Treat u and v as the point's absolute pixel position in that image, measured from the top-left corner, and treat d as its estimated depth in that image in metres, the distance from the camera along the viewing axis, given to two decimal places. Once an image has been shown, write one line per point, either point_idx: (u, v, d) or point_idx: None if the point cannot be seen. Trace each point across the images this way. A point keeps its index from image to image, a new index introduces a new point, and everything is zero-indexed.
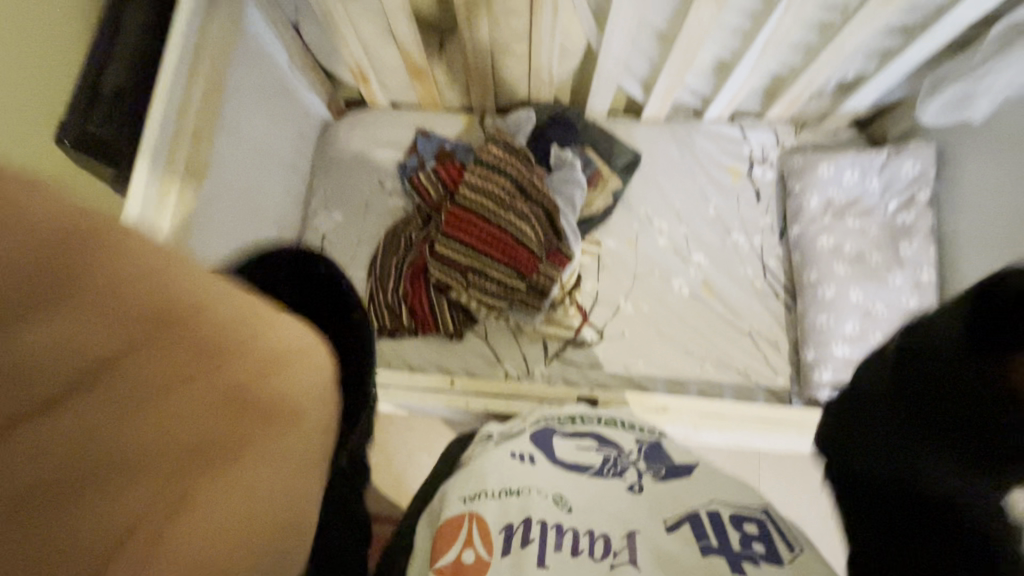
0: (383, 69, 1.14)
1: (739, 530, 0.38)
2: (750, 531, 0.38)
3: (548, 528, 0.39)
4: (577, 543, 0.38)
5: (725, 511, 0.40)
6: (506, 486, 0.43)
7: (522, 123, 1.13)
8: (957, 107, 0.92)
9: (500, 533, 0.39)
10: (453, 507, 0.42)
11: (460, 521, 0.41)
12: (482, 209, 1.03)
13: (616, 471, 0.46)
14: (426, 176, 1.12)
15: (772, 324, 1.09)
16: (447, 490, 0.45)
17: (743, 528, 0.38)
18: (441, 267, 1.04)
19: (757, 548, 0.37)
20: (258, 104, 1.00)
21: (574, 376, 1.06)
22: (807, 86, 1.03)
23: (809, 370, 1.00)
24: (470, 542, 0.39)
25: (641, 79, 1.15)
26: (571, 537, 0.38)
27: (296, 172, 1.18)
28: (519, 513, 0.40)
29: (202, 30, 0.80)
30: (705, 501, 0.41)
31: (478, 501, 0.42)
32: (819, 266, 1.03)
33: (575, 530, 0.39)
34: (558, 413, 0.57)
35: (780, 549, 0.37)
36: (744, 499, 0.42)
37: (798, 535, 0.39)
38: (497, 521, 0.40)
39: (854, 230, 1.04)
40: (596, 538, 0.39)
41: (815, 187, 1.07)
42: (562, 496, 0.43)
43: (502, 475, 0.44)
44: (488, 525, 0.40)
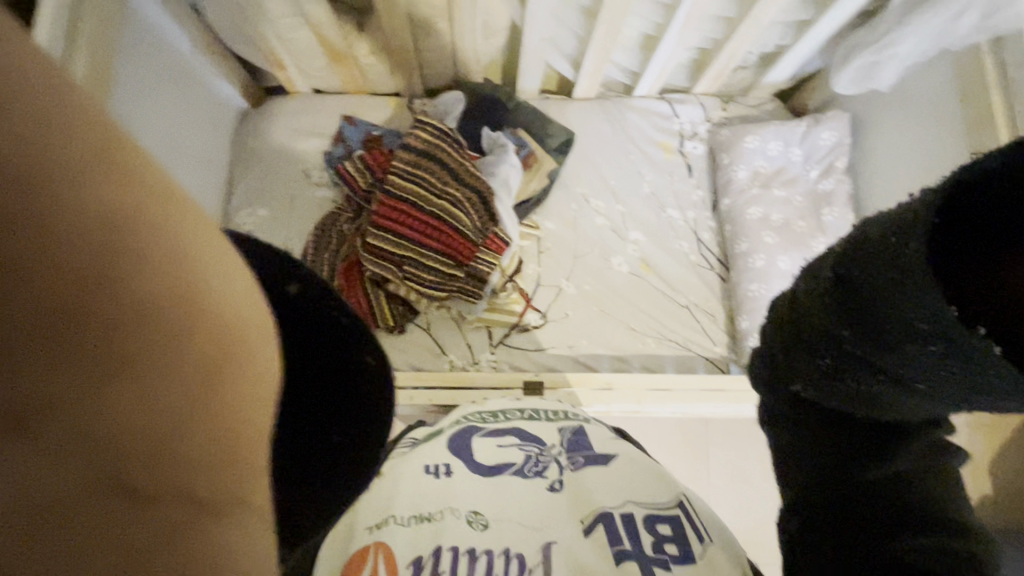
0: (298, 52, 1.07)
1: (654, 533, 0.38)
2: (665, 533, 0.38)
3: (460, 555, 0.36)
4: (492, 567, 0.36)
5: (640, 511, 0.40)
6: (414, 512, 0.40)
7: (450, 105, 1.10)
8: (866, 76, 0.96)
9: (410, 566, 0.36)
10: (359, 538, 0.39)
11: (366, 550, 0.37)
12: (412, 196, 0.99)
13: (537, 470, 0.45)
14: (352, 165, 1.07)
15: (709, 296, 1.11)
16: (350, 515, 0.41)
17: (658, 529, 0.38)
18: (374, 259, 0.99)
19: (671, 550, 0.37)
20: (156, 94, 0.92)
21: (520, 362, 1.05)
22: (729, 59, 1.05)
23: (744, 338, 1.03)
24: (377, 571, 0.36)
25: (570, 57, 1.13)
26: (486, 559, 0.36)
27: (212, 168, 1.10)
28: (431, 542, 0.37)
29: (76, 12, 0.72)
30: (622, 501, 0.40)
31: (384, 529, 0.38)
32: (749, 237, 1.06)
33: (487, 554, 0.36)
34: (481, 411, 0.55)
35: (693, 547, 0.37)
36: (659, 489, 0.42)
37: (709, 527, 0.39)
38: (408, 548, 0.37)
39: (780, 199, 1.08)
40: (511, 559, 0.36)
41: (742, 159, 1.09)
42: (479, 512, 0.40)
43: (417, 494, 0.42)
44: (396, 558, 0.36)
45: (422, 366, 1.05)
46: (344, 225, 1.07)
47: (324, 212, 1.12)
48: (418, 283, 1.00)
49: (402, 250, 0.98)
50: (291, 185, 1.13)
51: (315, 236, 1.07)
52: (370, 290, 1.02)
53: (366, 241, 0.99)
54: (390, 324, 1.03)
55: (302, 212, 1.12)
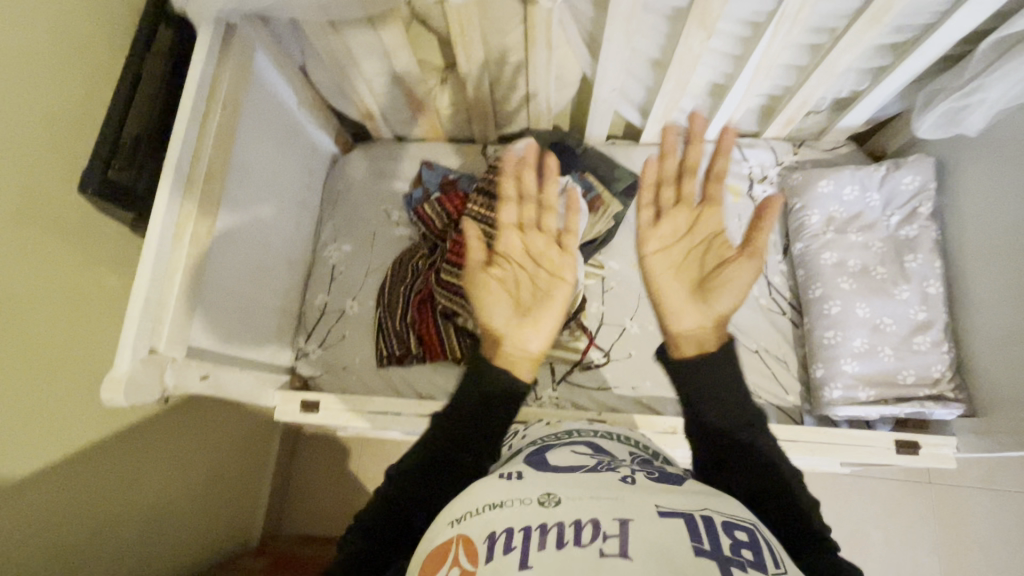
0: (388, 105, 1.18)
1: (731, 536, 0.37)
2: (741, 538, 0.38)
3: (532, 531, 0.38)
4: (563, 536, 0.37)
5: (717, 516, 0.39)
6: (493, 499, 0.42)
7: (523, 153, 1.14)
8: (951, 120, 0.93)
9: (483, 543, 0.38)
10: (444, 530, 0.42)
11: (450, 541, 0.40)
12: (485, 238, 1.05)
13: (609, 470, 0.45)
14: (429, 205, 1.15)
15: (780, 341, 1.08)
16: (438, 516, 0.44)
17: (734, 534, 0.38)
18: (448, 291, 1.06)
19: (747, 555, 0.36)
20: (267, 145, 1.04)
21: (582, 400, 1.06)
22: (801, 105, 1.05)
23: (819, 387, 0.99)
24: (456, 561, 0.38)
25: (638, 105, 1.18)
26: (556, 531, 0.37)
27: (307, 208, 1.22)
28: (502, 520, 0.39)
29: (215, 78, 0.84)
30: (700, 507, 0.40)
31: (467, 521, 0.41)
32: (823, 282, 1.03)
33: (558, 526, 0.38)
34: (557, 431, 0.57)
35: (766, 559, 0.37)
36: (738, 507, 0.42)
37: (782, 552, 0.39)
38: (479, 533, 0.39)
39: (857, 244, 1.04)
40: (582, 527, 0.37)
41: (815, 203, 1.08)
42: (551, 492, 0.41)
43: (492, 484, 0.44)
44: (473, 540, 0.39)
45: None
46: (420, 261, 1.16)
47: (402, 248, 1.20)
48: None
49: None
50: (374, 223, 1.23)
51: (393, 271, 1.16)
52: (442, 322, 1.09)
53: (441, 277, 1.07)
54: (457, 356, 1.08)
55: (382, 248, 1.21)
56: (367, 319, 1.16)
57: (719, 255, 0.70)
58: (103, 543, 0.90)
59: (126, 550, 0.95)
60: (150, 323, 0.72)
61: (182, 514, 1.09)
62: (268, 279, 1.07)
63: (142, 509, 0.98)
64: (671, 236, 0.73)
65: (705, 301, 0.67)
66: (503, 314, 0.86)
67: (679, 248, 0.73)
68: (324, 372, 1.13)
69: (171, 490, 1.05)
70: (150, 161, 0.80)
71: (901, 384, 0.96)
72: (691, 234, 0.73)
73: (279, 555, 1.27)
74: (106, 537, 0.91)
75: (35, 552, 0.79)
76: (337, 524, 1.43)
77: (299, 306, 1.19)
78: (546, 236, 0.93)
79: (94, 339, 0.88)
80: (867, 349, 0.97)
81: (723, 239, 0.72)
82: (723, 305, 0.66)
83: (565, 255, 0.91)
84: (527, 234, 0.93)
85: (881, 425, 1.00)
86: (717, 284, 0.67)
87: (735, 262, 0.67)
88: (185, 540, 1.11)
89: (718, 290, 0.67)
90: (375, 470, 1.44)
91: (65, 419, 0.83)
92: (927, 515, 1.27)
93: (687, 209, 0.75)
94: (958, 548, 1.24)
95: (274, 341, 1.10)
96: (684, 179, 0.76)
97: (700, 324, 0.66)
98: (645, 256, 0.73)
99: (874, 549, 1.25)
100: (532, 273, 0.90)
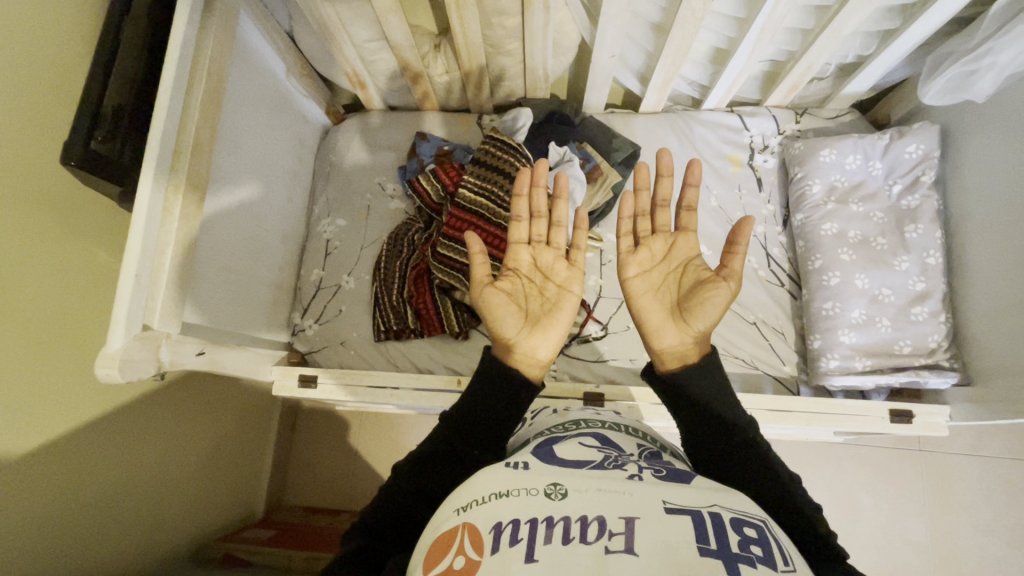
0: (380, 73, 1.14)
1: (739, 532, 0.38)
2: (750, 534, 0.38)
3: (537, 523, 0.38)
4: (569, 530, 0.37)
5: (725, 512, 0.40)
6: (499, 488, 0.41)
7: (520, 122, 1.10)
8: (958, 87, 0.91)
9: (489, 533, 0.38)
10: (448, 519, 0.41)
11: (454, 532, 0.40)
12: (481, 209, 1.03)
13: (616, 464, 0.45)
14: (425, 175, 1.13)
15: (778, 312, 1.08)
16: (442, 504, 0.44)
17: (743, 530, 0.38)
18: (447, 263, 1.04)
19: (756, 551, 0.37)
20: (256, 116, 1.01)
21: (580, 372, 1.07)
22: (805, 71, 1.02)
23: (816, 358, 0.99)
24: (461, 548, 0.39)
25: (638, 72, 1.14)
26: (561, 525, 0.37)
27: (299, 182, 1.19)
28: (508, 510, 0.39)
29: (198, 44, 0.80)
30: (709, 502, 0.41)
31: (472, 509, 0.41)
32: (823, 253, 1.02)
33: (564, 520, 0.38)
34: (564, 421, 0.56)
35: (775, 556, 0.37)
36: (746, 502, 0.42)
37: (791, 549, 0.39)
38: (485, 523, 0.39)
39: (857, 215, 1.03)
40: (588, 524, 0.37)
41: (817, 173, 1.06)
42: (557, 483, 0.41)
43: (498, 471, 0.43)
44: (478, 529, 0.39)
45: None
46: (415, 235, 1.14)
47: (397, 222, 1.19)
48: None
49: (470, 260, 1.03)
50: (368, 196, 1.21)
51: (389, 244, 1.14)
52: (439, 297, 1.08)
53: (437, 251, 1.05)
54: (454, 330, 1.07)
55: (377, 222, 1.19)
56: (363, 294, 1.15)
57: (697, 277, 0.68)
58: (107, 518, 0.91)
59: (131, 525, 0.96)
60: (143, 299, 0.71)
61: (184, 488, 1.10)
62: (260, 256, 1.05)
63: (145, 484, 0.98)
64: (647, 261, 0.72)
65: (684, 320, 0.65)
66: (508, 330, 0.66)
67: (658, 273, 0.71)
68: (321, 348, 1.12)
69: (173, 466, 1.06)
70: (135, 133, 0.78)
71: (897, 354, 0.96)
72: (668, 259, 0.72)
73: (284, 526, 1.30)
74: (110, 511, 0.91)
75: (37, 527, 0.79)
76: (339, 494, 1.45)
77: (293, 281, 1.17)
78: (555, 249, 0.74)
79: (86, 317, 0.86)
80: (865, 320, 0.97)
81: (700, 260, 0.71)
82: (704, 324, 0.64)
83: (574, 268, 0.73)
84: (536, 244, 0.75)
85: (875, 394, 1.01)
86: (697, 307, 0.65)
87: (717, 287, 0.66)
88: (190, 514, 1.13)
89: (696, 309, 0.65)
90: (375, 441, 1.46)
91: (60, 399, 0.82)
92: (916, 480, 1.30)
93: (664, 236, 0.73)
94: (946, 510, 1.28)
95: (269, 317, 1.09)
96: (657, 212, 0.74)
97: (680, 341, 0.64)
98: (624, 279, 0.71)
99: (864, 513, 1.29)
100: (539, 283, 0.72)
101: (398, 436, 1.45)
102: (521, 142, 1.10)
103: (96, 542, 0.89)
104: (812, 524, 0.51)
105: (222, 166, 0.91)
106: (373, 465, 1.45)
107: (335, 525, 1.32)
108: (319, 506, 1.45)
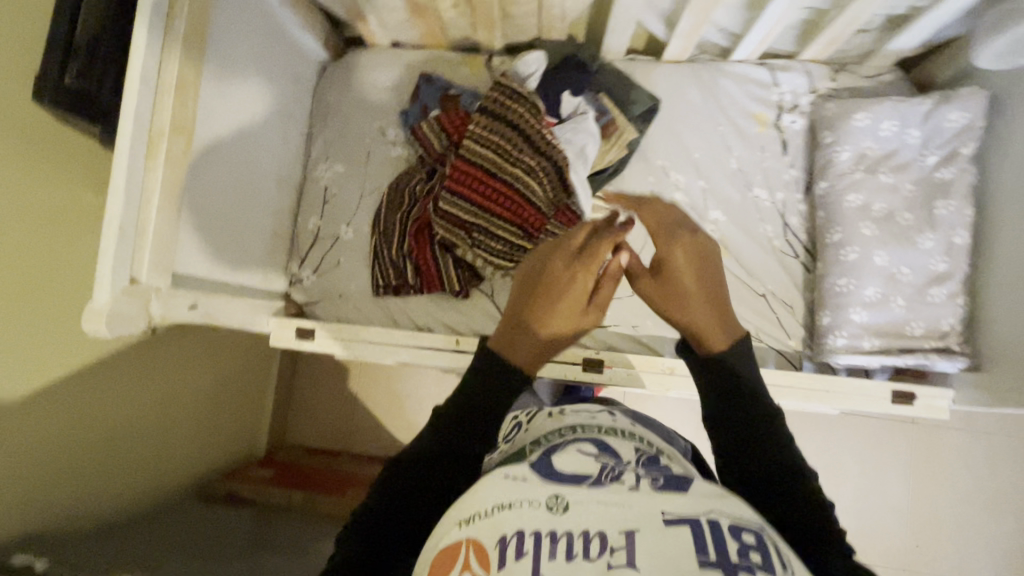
0: (381, 4, 1.04)
1: (739, 540, 0.38)
2: (748, 541, 0.38)
3: (542, 537, 0.38)
4: (572, 546, 0.38)
5: (725, 519, 0.39)
6: (500, 499, 0.41)
7: (532, 67, 1.02)
8: (1019, 50, 0.82)
9: (495, 548, 0.39)
10: (451, 532, 0.41)
11: (458, 545, 0.40)
12: (485, 163, 0.97)
13: (614, 477, 0.43)
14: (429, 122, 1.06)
15: (789, 285, 1.05)
16: (443, 515, 0.43)
17: (742, 537, 0.38)
18: (449, 220, 0.99)
19: (755, 558, 0.37)
20: (246, 49, 0.93)
21: (581, 335, 1.05)
22: (850, 23, 0.92)
23: (823, 335, 0.96)
24: (467, 564, 0.39)
25: (664, 14, 1.04)
26: (565, 539, 0.38)
27: (296, 123, 1.12)
28: (511, 523, 0.40)
29: None
30: (708, 509, 0.40)
31: (478, 524, 0.40)
32: (843, 225, 0.97)
33: (567, 535, 0.38)
34: (561, 422, 0.54)
35: (774, 561, 0.37)
36: (745, 508, 0.41)
37: (792, 554, 0.39)
38: (490, 537, 0.39)
39: (886, 187, 0.97)
40: (590, 538, 0.38)
41: (847, 138, 0.99)
42: (558, 494, 0.41)
43: (500, 482, 0.43)
44: (483, 545, 0.39)
45: (484, 331, 1.06)
46: (416, 185, 1.09)
47: (398, 171, 1.13)
48: (485, 252, 0.99)
49: (472, 217, 0.98)
50: (368, 141, 1.14)
51: (389, 195, 1.09)
52: (439, 253, 1.05)
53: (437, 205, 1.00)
54: (455, 289, 1.05)
55: (377, 170, 1.13)
56: (362, 246, 1.11)
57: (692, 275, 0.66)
58: (106, 461, 0.93)
59: (130, 468, 0.98)
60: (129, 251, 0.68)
61: (184, 433, 1.12)
62: (255, 202, 1.01)
63: (143, 430, 0.99)
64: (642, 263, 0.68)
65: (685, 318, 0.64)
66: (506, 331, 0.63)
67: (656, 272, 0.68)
68: (318, 299, 1.10)
69: (173, 412, 1.07)
70: (112, 67, 0.71)
71: (907, 335, 0.94)
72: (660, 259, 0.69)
73: (284, 466, 1.35)
74: (109, 455, 0.93)
75: (33, 471, 0.80)
76: (338, 437, 1.49)
77: (291, 229, 1.13)
78: None
79: (75, 262, 0.84)
80: (879, 298, 0.94)
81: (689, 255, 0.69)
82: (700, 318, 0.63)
83: None
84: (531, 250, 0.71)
85: (879, 373, 0.99)
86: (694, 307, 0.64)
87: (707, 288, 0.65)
88: (190, 456, 1.16)
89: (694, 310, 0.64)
90: (373, 389, 1.48)
91: (50, 347, 0.81)
92: (905, 451, 1.32)
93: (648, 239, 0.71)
94: (931, 481, 1.30)
95: (266, 266, 1.06)
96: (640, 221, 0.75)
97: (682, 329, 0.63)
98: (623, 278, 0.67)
99: (849, 480, 1.31)
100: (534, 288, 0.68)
101: (397, 384, 1.47)
102: (532, 89, 1.02)
103: (98, 483, 0.92)
104: (813, 518, 0.50)
105: (210, 105, 0.85)
106: (371, 411, 1.48)
107: (334, 469, 1.37)
108: (319, 447, 1.49)
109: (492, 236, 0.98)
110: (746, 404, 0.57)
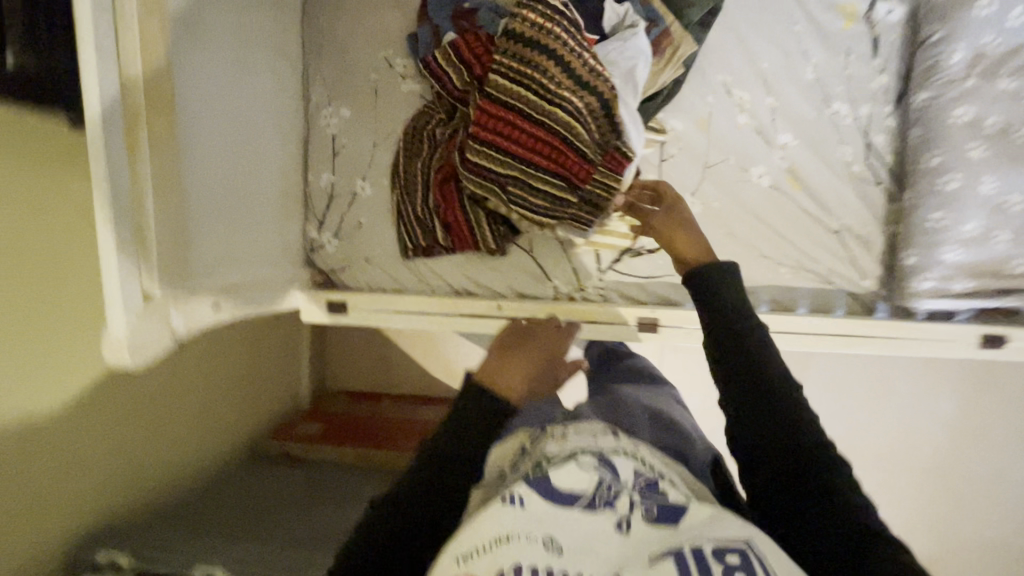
0: None
1: (721, 563, 0.41)
2: (731, 562, 0.41)
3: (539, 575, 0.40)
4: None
5: (707, 543, 0.43)
6: (498, 534, 0.42)
7: None
8: None
9: None
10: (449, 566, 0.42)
11: None
12: (517, 103, 0.82)
13: (606, 503, 0.45)
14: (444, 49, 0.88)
15: (868, 218, 0.92)
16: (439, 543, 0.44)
17: (725, 560, 0.41)
18: (480, 173, 0.87)
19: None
20: None
21: (632, 289, 0.97)
22: None
23: (908, 277, 0.86)
24: None
25: None
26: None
27: (290, 59, 0.95)
28: (509, 557, 0.41)
29: None
30: (692, 535, 0.43)
31: (473, 561, 0.42)
32: (947, 147, 0.82)
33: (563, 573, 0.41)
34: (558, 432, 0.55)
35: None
36: (732, 525, 0.44)
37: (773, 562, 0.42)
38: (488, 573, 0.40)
39: (1005, 94, 0.80)
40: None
41: (963, 32, 0.81)
42: (551, 536, 0.43)
43: (501, 507, 0.44)
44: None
45: (525, 290, 0.99)
46: (437, 129, 0.95)
47: (412, 112, 0.97)
48: (524, 208, 0.88)
49: (508, 169, 0.85)
50: (373, 77, 0.98)
51: (407, 143, 0.96)
52: (471, 209, 0.93)
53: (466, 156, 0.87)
54: (491, 248, 0.95)
55: (389, 112, 0.98)
56: (382, 203, 1.00)
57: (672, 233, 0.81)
58: (153, 464, 0.95)
59: (178, 462, 1.01)
60: (136, 267, 0.59)
61: (223, 416, 1.13)
62: (259, 165, 0.88)
63: (182, 427, 1.00)
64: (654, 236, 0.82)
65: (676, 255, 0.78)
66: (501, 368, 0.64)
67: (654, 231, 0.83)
68: (344, 266, 1.01)
69: (204, 390, 1.06)
70: None
71: (1008, 274, 0.83)
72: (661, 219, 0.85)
73: (331, 419, 1.38)
74: (153, 459, 0.94)
75: (78, 494, 0.81)
76: (379, 381, 1.50)
77: (303, 188, 1.01)
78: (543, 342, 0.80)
79: (81, 263, 0.76)
80: (981, 233, 0.82)
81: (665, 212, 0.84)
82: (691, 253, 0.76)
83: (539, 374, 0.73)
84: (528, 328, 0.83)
85: (961, 315, 0.90)
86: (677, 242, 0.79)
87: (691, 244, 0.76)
88: (235, 431, 1.19)
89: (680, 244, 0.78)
90: (408, 334, 1.45)
91: (63, 354, 0.76)
92: (964, 368, 1.27)
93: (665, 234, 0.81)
94: (987, 396, 1.27)
95: (284, 237, 0.97)
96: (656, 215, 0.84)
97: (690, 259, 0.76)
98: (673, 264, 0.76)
99: (900, 399, 1.29)
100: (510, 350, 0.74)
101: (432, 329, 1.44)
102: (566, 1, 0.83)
103: (147, 484, 0.94)
104: (862, 525, 0.50)
105: (186, 66, 0.70)
106: (409, 356, 1.47)
107: (380, 416, 1.39)
108: (361, 391, 1.51)
109: (532, 190, 0.86)
110: (771, 408, 0.57)
